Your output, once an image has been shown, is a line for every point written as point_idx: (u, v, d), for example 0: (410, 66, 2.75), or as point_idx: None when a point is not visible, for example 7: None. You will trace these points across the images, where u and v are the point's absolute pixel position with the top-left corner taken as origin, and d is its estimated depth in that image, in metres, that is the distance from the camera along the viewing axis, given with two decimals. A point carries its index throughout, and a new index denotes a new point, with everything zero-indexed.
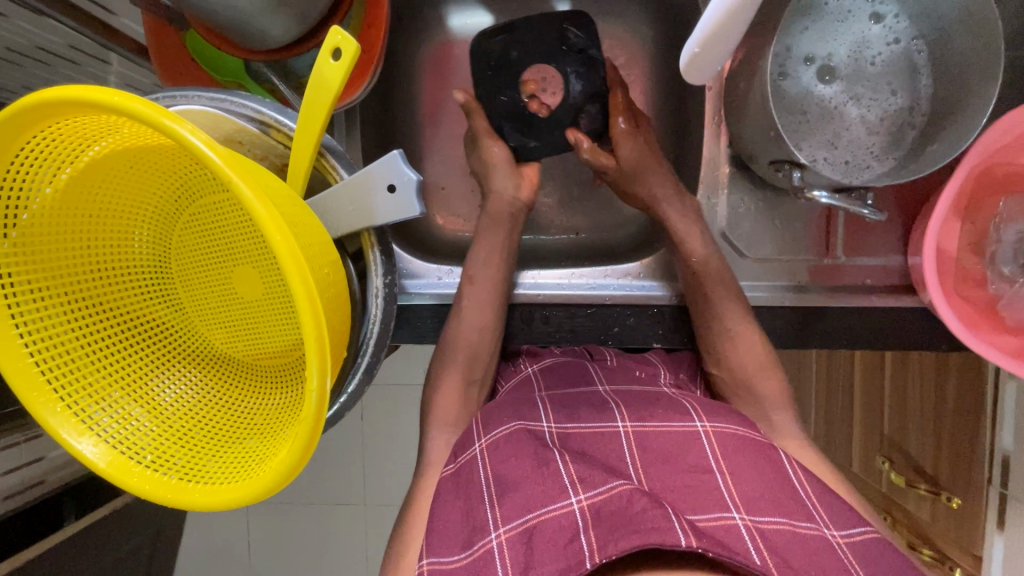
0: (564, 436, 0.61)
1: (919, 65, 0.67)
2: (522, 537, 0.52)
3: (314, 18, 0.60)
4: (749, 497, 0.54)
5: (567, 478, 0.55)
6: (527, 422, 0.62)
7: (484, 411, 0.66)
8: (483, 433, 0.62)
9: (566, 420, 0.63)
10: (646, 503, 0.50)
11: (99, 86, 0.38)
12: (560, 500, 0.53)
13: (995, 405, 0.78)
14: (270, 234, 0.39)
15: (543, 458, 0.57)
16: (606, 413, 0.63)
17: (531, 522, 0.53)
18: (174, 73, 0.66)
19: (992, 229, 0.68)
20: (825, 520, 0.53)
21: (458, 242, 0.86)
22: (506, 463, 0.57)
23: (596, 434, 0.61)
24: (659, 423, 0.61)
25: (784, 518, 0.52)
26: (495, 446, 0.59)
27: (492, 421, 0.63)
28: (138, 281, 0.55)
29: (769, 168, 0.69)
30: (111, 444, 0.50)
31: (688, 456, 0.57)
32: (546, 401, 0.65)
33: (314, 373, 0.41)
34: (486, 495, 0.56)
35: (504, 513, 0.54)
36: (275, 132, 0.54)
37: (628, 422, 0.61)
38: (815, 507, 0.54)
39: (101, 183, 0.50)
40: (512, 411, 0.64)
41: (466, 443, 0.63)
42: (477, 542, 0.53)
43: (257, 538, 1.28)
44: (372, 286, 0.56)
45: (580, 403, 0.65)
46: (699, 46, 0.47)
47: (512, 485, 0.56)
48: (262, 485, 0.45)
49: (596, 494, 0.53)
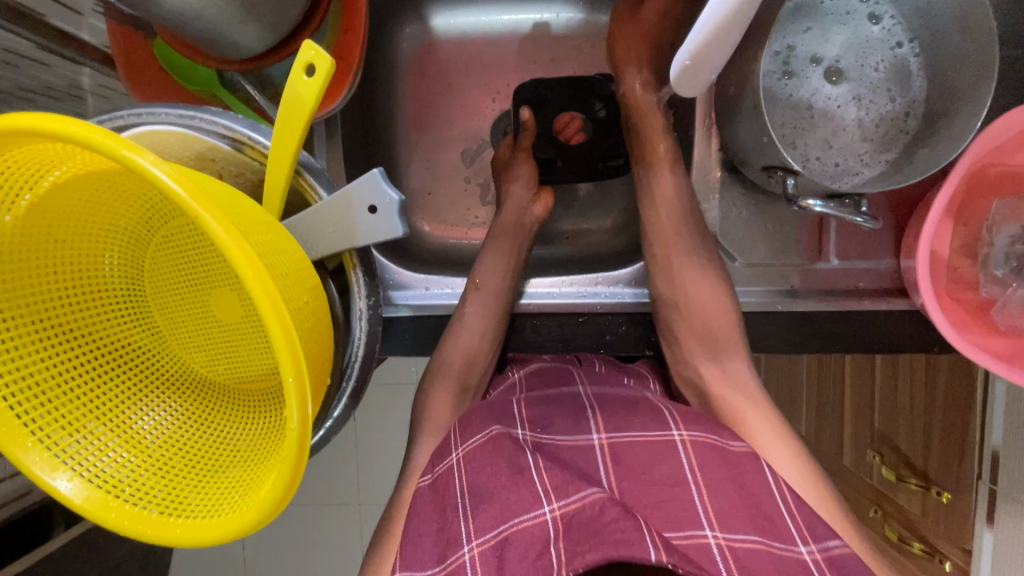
0: (540, 445, 0.59)
1: (918, 70, 0.65)
2: (494, 550, 0.52)
3: (289, 26, 0.57)
4: (723, 513, 0.52)
5: (541, 486, 0.53)
6: (504, 427, 0.59)
7: (462, 418, 0.63)
8: (461, 441, 0.59)
9: (541, 429, 0.61)
10: (616, 513, 0.50)
11: (52, 115, 0.36)
12: (533, 510, 0.52)
13: (984, 406, 0.79)
14: (242, 270, 0.37)
15: (517, 465, 0.55)
16: (580, 424, 0.61)
17: (504, 534, 0.52)
18: (142, 84, 0.63)
19: (984, 231, 0.68)
20: (801, 536, 0.52)
21: (445, 249, 0.85)
22: (482, 474, 0.55)
23: (572, 447, 0.59)
24: (634, 431, 0.59)
25: (759, 536, 0.51)
26: (471, 456, 0.57)
27: (469, 428, 0.61)
28: (111, 305, 0.53)
29: (761, 173, 0.68)
30: (87, 478, 0.48)
31: (661, 469, 0.56)
32: (523, 410, 0.63)
33: (294, 411, 0.39)
34: (460, 507, 0.55)
35: (477, 525, 0.53)
36: (249, 149, 0.52)
37: (604, 434, 0.59)
38: (793, 522, 0.53)
39: (66, 207, 0.47)
40: (488, 417, 0.61)
41: (443, 453, 0.60)
42: (450, 556, 0.53)
43: (249, 543, 1.27)
44: (355, 308, 0.55)
45: (556, 413, 0.63)
46: (689, 58, 0.47)
47: (487, 496, 0.54)
48: (246, 521, 0.43)
49: (569, 502, 0.52)
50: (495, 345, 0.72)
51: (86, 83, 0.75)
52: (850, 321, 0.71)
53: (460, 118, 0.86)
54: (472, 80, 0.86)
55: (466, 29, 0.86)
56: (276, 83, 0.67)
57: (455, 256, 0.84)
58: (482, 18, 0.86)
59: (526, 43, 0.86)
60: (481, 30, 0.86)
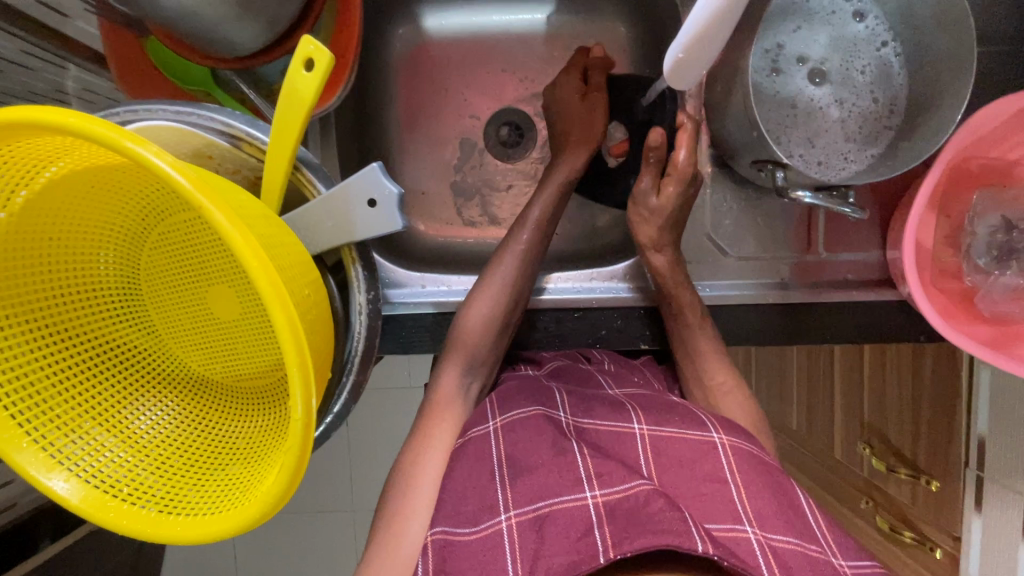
0: (580, 430, 0.61)
1: (899, 71, 0.68)
2: (532, 523, 0.51)
3: (285, 24, 0.58)
4: (762, 514, 0.52)
5: (584, 471, 0.54)
6: (546, 409, 0.61)
7: (500, 391, 0.65)
8: (499, 411, 0.61)
9: (582, 415, 0.62)
10: (663, 504, 0.49)
11: (53, 107, 0.36)
12: (575, 492, 0.53)
13: (970, 394, 0.79)
14: (246, 259, 0.37)
15: (560, 447, 0.57)
16: (622, 414, 0.62)
17: (543, 510, 0.52)
18: (136, 83, 0.63)
19: (966, 222, 0.70)
20: (832, 549, 0.52)
21: (439, 248, 0.85)
22: (520, 447, 0.57)
23: (612, 433, 0.60)
24: (675, 428, 0.60)
25: (796, 540, 0.51)
26: (511, 426, 0.59)
27: (510, 401, 0.62)
28: (105, 305, 0.52)
29: (751, 168, 0.69)
30: (84, 479, 0.47)
31: (703, 465, 0.56)
32: (563, 393, 0.64)
33: (298, 401, 0.39)
34: (499, 476, 0.56)
35: (515, 496, 0.54)
36: (247, 145, 0.52)
37: (645, 425, 0.60)
38: (823, 534, 0.53)
39: (61, 204, 0.47)
40: (530, 395, 0.63)
41: (476, 421, 0.62)
42: (485, 522, 0.53)
43: (242, 550, 1.25)
44: (355, 303, 0.55)
45: (596, 401, 0.64)
46: (682, 52, 0.48)
47: (526, 468, 0.55)
48: (248, 516, 0.43)
49: (612, 491, 0.52)
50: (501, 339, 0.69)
51: (70, 87, 0.73)
52: (839, 311, 0.73)
53: (453, 118, 0.87)
54: (464, 79, 0.87)
55: (458, 30, 0.87)
56: (271, 82, 0.67)
57: (450, 255, 0.84)
58: (474, 18, 0.87)
59: (517, 44, 0.87)
60: (473, 31, 0.87)
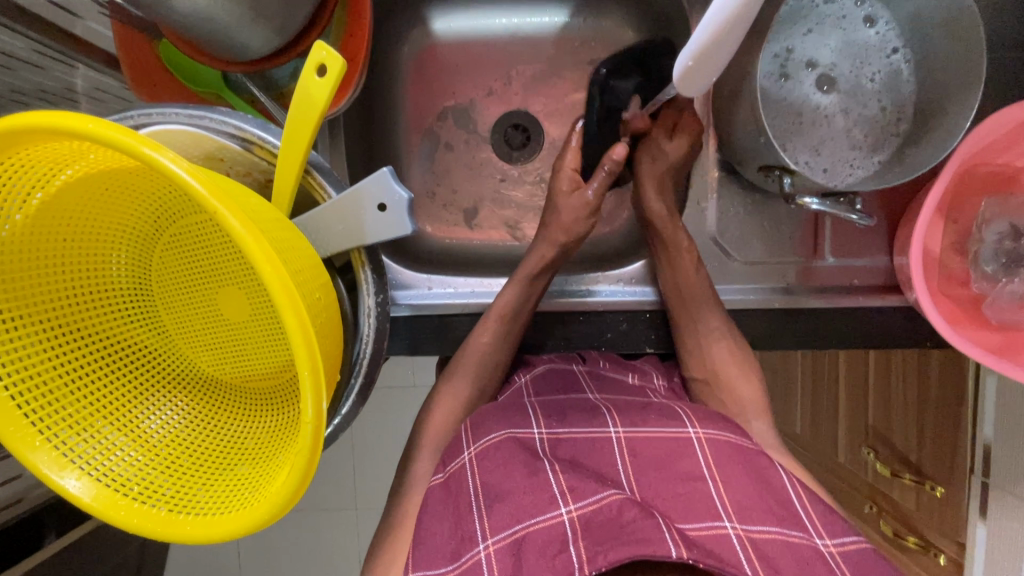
0: (556, 442, 0.60)
1: (906, 80, 0.68)
2: (511, 548, 0.52)
3: (296, 28, 0.58)
4: (741, 506, 0.53)
5: (557, 488, 0.54)
6: (515, 430, 0.60)
7: (473, 418, 0.63)
8: (472, 441, 0.60)
9: (557, 423, 0.61)
10: (636, 513, 0.51)
11: (71, 112, 0.36)
12: (550, 511, 0.53)
13: (976, 398, 0.80)
14: (258, 263, 0.37)
15: (533, 467, 0.56)
16: (597, 418, 0.61)
17: (520, 533, 0.52)
18: (146, 84, 0.64)
19: (974, 229, 0.70)
20: (816, 530, 0.53)
21: (445, 250, 0.85)
22: (495, 473, 0.56)
23: (587, 441, 0.60)
24: (652, 427, 0.60)
25: (775, 527, 0.52)
26: (483, 455, 0.58)
27: (483, 426, 0.61)
28: (117, 305, 0.53)
29: (758, 173, 0.69)
30: (95, 477, 0.48)
31: (681, 463, 0.57)
32: (535, 405, 0.64)
33: (309, 404, 0.39)
34: (475, 506, 0.55)
35: (492, 523, 0.53)
36: (258, 149, 0.52)
37: (621, 428, 0.60)
38: (807, 515, 0.54)
39: (75, 206, 0.48)
40: (501, 417, 0.62)
41: (454, 452, 0.61)
42: (465, 554, 0.53)
43: (245, 548, 1.26)
44: (364, 305, 0.55)
45: (571, 408, 0.63)
46: (691, 60, 0.48)
47: (501, 494, 0.55)
48: (258, 517, 0.44)
49: (586, 503, 0.53)
50: (506, 345, 0.71)
51: (79, 85, 0.75)
52: (845, 317, 0.73)
53: (460, 120, 0.87)
54: (471, 82, 0.87)
55: (466, 33, 0.87)
56: (280, 85, 0.68)
57: (456, 257, 0.85)
58: (482, 22, 0.87)
59: (525, 47, 0.87)
60: (482, 34, 0.87)
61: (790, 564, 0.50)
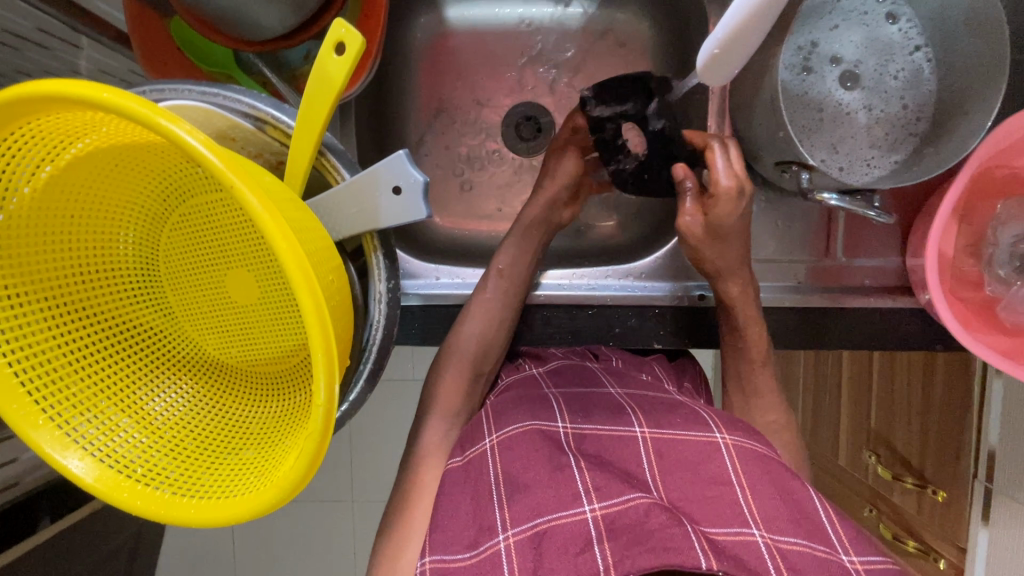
0: (580, 436, 0.59)
1: (930, 78, 0.67)
2: (531, 541, 0.51)
3: (311, 8, 0.58)
4: (768, 516, 0.52)
5: (582, 485, 0.53)
6: (542, 423, 0.60)
7: (496, 405, 0.64)
8: (494, 429, 0.60)
9: (581, 420, 0.61)
10: (664, 520, 0.49)
11: (84, 82, 0.35)
12: (574, 507, 0.52)
13: (982, 402, 0.78)
14: (276, 244, 0.37)
15: (557, 462, 0.55)
16: (622, 417, 0.61)
17: (542, 526, 0.51)
18: (156, 62, 0.63)
19: (988, 231, 0.69)
20: (843, 545, 0.51)
21: (453, 240, 0.85)
22: (516, 463, 0.55)
23: (612, 438, 0.59)
24: (678, 429, 0.59)
25: (801, 539, 0.50)
26: (506, 443, 0.58)
27: (504, 416, 0.62)
28: (124, 285, 0.52)
29: (774, 169, 0.68)
30: (99, 458, 0.47)
31: (708, 466, 0.55)
32: (558, 400, 0.63)
33: (321, 387, 0.39)
34: (496, 495, 0.54)
35: (512, 515, 0.52)
36: (272, 129, 0.52)
37: (646, 428, 0.59)
38: (833, 529, 0.52)
39: (83, 182, 0.47)
40: (524, 409, 0.62)
41: (475, 436, 0.61)
42: (484, 543, 0.52)
43: (241, 538, 1.25)
44: (375, 291, 0.55)
45: (592, 405, 0.63)
46: (718, 47, 0.48)
47: (523, 486, 0.54)
48: (264, 502, 0.43)
49: (612, 504, 0.52)
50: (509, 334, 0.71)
51: (84, 67, 0.72)
52: (855, 318, 0.72)
53: (470, 107, 0.86)
54: (485, 73, 0.86)
55: (478, 22, 0.86)
56: (293, 67, 0.67)
57: (464, 248, 0.84)
58: (495, 11, 0.86)
59: (538, 37, 0.86)
60: (494, 23, 0.86)
61: (805, 561, 0.49)
